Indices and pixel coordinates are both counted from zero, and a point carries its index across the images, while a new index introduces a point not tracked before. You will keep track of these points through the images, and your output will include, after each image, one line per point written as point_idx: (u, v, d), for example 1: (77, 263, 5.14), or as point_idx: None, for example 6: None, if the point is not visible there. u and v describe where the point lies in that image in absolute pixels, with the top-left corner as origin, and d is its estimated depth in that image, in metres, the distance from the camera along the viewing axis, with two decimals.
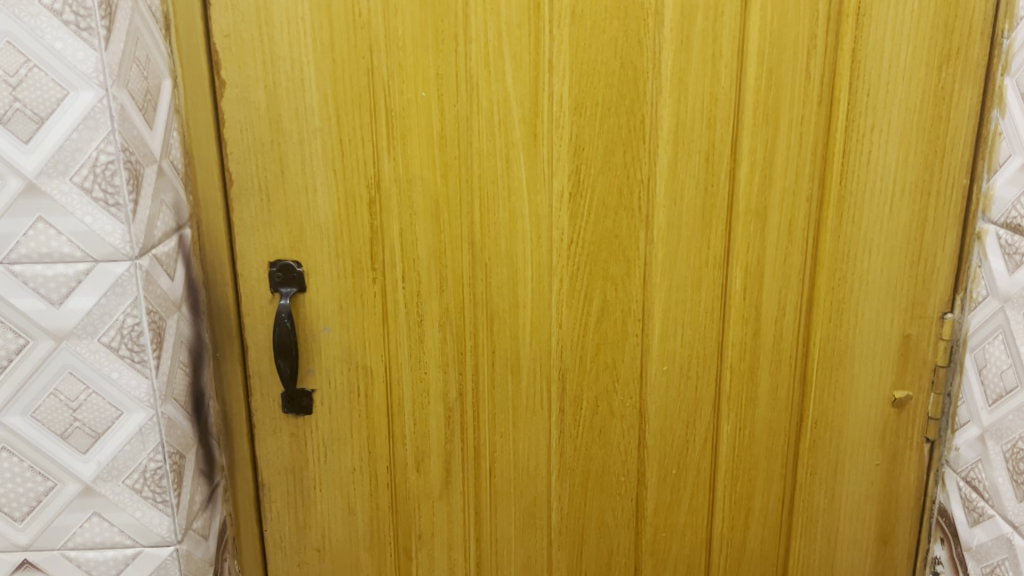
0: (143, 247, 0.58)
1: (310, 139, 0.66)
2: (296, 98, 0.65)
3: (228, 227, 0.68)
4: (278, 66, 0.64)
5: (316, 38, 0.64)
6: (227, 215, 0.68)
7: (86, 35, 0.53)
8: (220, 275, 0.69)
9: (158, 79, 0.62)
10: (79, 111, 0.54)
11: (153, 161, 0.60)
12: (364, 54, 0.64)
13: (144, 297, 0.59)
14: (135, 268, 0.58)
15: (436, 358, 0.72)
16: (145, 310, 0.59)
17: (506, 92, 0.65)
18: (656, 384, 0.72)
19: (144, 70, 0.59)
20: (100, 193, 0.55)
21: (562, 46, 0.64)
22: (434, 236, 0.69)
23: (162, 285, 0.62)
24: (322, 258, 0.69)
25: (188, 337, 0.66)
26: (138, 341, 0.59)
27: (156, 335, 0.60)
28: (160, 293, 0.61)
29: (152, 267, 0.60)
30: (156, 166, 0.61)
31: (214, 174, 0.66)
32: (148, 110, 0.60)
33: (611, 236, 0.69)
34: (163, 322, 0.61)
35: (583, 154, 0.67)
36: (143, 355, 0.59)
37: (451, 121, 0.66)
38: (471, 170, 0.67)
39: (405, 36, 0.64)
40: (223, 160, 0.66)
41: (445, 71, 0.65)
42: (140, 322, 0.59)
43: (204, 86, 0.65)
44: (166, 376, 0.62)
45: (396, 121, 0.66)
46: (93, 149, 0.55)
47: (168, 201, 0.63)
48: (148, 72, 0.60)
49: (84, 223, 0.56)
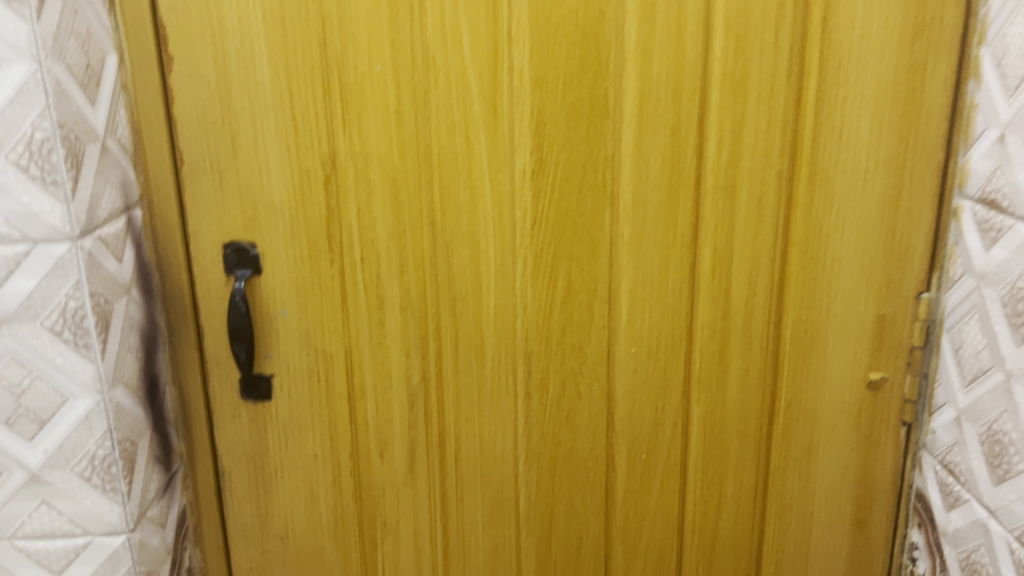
0: (84, 227, 0.56)
1: (262, 116, 0.64)
2: (246, 73, 0.63)
3: (179, 207, 0.66)
4: (228, 39, 0.62)
5: (266, 10, 0.61)
6: (179, 194, 0.66)
7: (16, 6, 0.51)
8: (174, 257, 0.67)
9: (102, 54, 0.59)
10: (12, 85, 0.51)
11: (96, 139, 0.58)
12: (316, 27, 0.62)
13: (86, 279, 0.57)
14: (76, 249, 0.56)
15: (398, 341, 0.70)
16: (88, 292, 0.57)
17: (464, 67, 0.63)
18: (624, 368, 0.71)
19: (86, 44, 0.57)
20: (36, 171, 0.53)
21: (522, 18, 0.62)
22: (393, 216, 0.67)
23: (108, 267, 0.60)
24: (278, 239, 0.67)
25: (140, 321, 0.65)
26: (82, 325, 0.57)
27: (101, 319, 0.58)
28: (106, 276, 0.59)
29: (95, 248, 0.58)
30: (99, 144, 0.58)
31: (164, 153, 0.64)
32: (89, 86, 0.57)
33: (575, 215, 0.67)
34: (109, 306, 0.60)
35: (545, 130, 0.65)
36: (87, 339, 0.57)
37: (406, 96, 0.64)
38: (429, 146, 0.65)
39: (357, 8, 0.62)
40: (174, 138, 0.64)
41: (401, 44, 0.63)
42: (83, 305, 0.57)
43: (151, 62, 0.62)
44: (114, 360, 0.60)
45: (350, 97, 0.64)
46: (28, 125, 0.52)
47: (114, 180, 0.61)
48: (90, 46, 0.58)
49: (21, 202, 0.53)
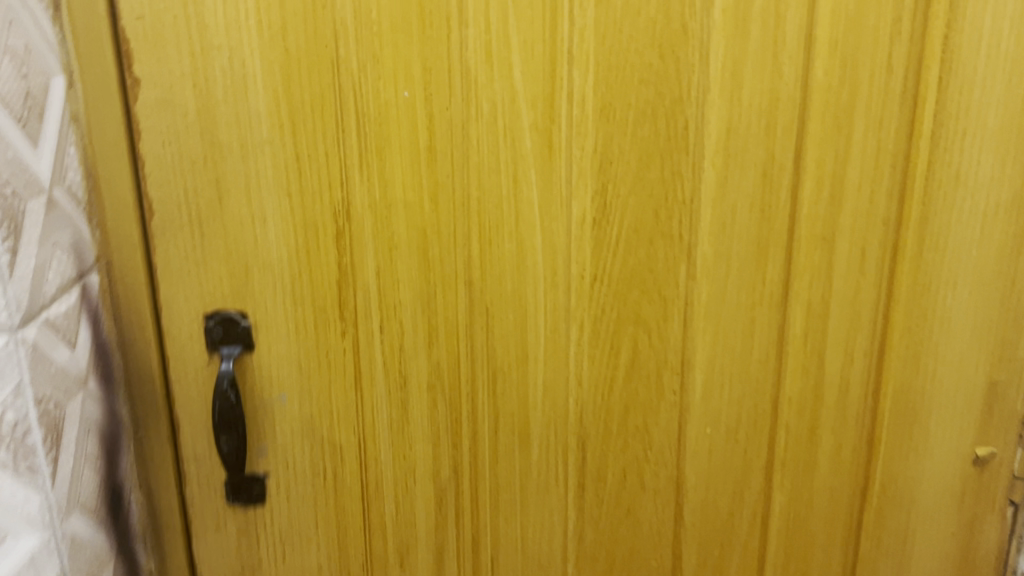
0: (26, 313, 0.42)
1: (255, 155, 0.50)
2: (234, 100, 0.49)
3: (147, 269, 0.52)
4: (210, 57, 0.48)
5: (261, 20, 0.48)
6: (146, 253, 0.51)
7: None
8: (140, 332, 0.53)
9: (46, 77, 0.45)
10: None
11: (40, 191, 0.43)
12: (325, 42, 0.48)
13: (29, 382, 0.42)
14: (17, 344, 0.41)
15: (424, 427, 0.57)
16: (32, 398, 0.42)
17: (513, 93, 0.50)
18: (696, 451, 0.59)
19: (25, 67, 0.42)
20: None
21: (586, 32, 0.50)
22: (421, 275, 0.54)
23: (58, 359, 0.45)
24: (274, 307, 0.53)
25: (99, 418, 0.50)
26: (27, 443, 0.42)
27: (50, 430, 0.44)
28: (55, 371, 0.45)
29: (40, 337, 0.43)
30: (44, 198, 0.44)
31: (127, 202, 0.50)
32: (30, 121, 0.42)
33: (643, 272, 0.54)
34: (60, 410, 0.45)
35: (610, 169, 0.52)
36: (34, 461, 0.42)
37: (441, 129, 0.51)
38: (468, 191, 0.52)
39: (379, 17, 0.48)
40: (140, 183, 0.50)
41: (435, 64, 0.49)
42: (27, 417, 0.42)
43: (110, 86, 0.48)
44: (67, 481, 0.45)
45: (369, 131, 0.50)
46: None
47: (66, 242, 0.46)
48: (30, 67, 0.43)
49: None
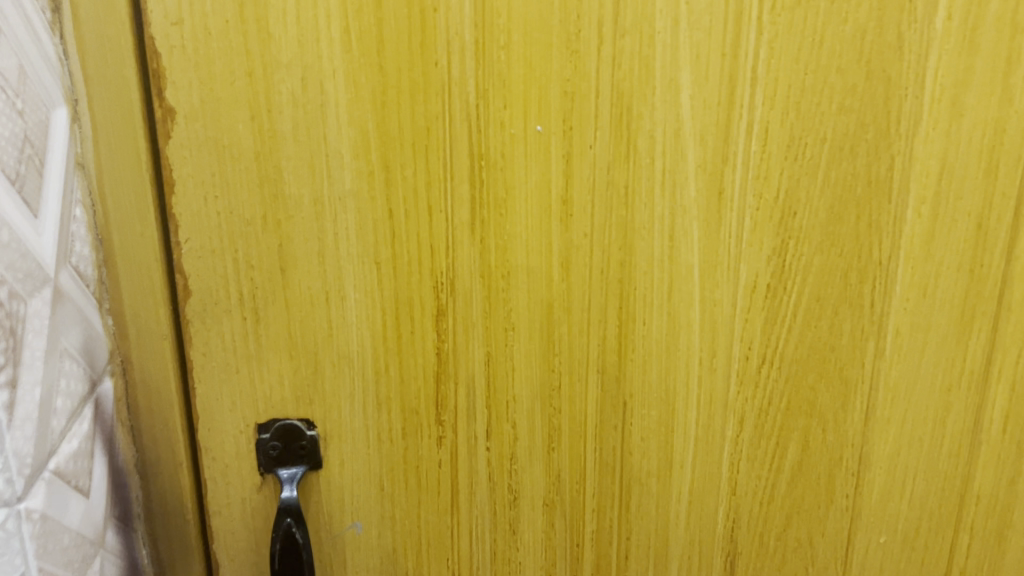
0: (31, 468, 0.28)
1: (333, 212, 0.36)
2: (307, 138, 0.35)
3: (174, 367, 0.38)
4: (275, 77, 0.34)
5: (348, 26, 0.34)
6: (175, 346, 0.37)
7: None
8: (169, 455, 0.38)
9: (45, 111, 0.31)
10: None
11: (45, 278, 0.29)
12: (435, 57, 0.35)
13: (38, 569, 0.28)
14: (19, 519, 0.27)
15: (536, 554, 0.44)
16: None
17: (679, 126, 0.38)
18: (864, 565, 0.47)
19: (20, 100, 0.29)
20: None
21: (776, 45, 0.37)
22: (544, 364, 0.40)
23: (72, 519, 0.31)
24: (350, 412, 0.39)
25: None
26: None
27: None
28: (68, 540, 0.30)
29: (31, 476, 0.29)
30: (49, 288, 0.30)
31: (152, 278, 0.36)
32: (28, 178, 0.29)
33: (824, 350, 0.43)
34: None
35: (793, 223, 0.40)
36: None
37: (580, 173, 0.38)
38: (609, 253, 0.39)
39: (509, 23, 0.35)
40: (169, 253, 0.36)
41: (580, 87, 0.37)
42: None
43: (132, 119, 0.34)
44: None
45: (488, 176, 0.37)
46: None
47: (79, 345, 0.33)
48: (25, 98, 0.29)
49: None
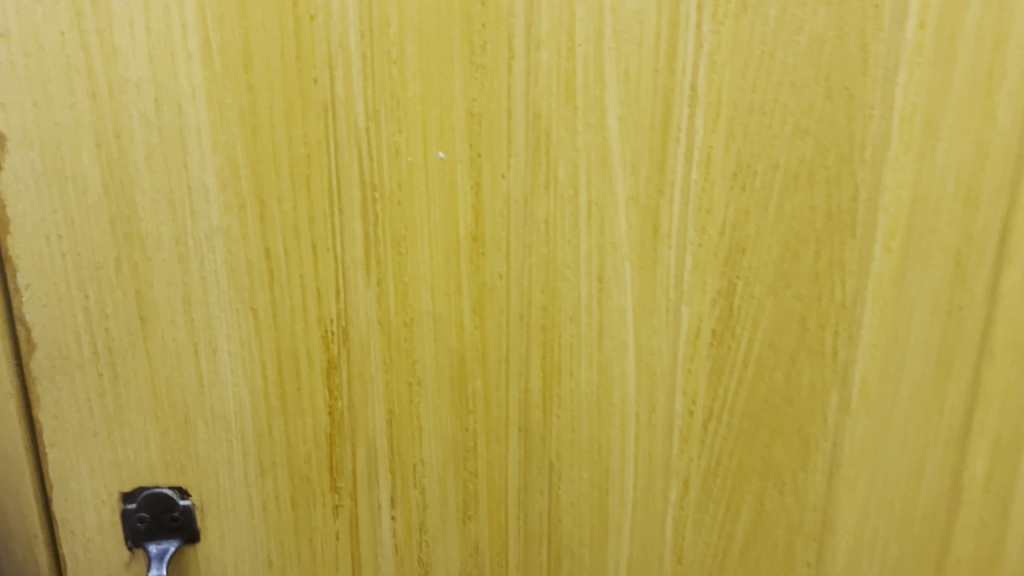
0: None
1: (198, 252, 0.31)
2: (164, 167, 0.30)
3: (23, 431, 0.33)
4: (122, 97, 0.29)
5: (207, 37, 0.29)
6: (21, 409, 0.32)
7: None
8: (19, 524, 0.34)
9: None
10: None
11: None
12: (314, 73, 0.30)
13: None
14: None
15: None
16: None
17: (606, 151, 0.33)
18: None
19: None
20: None
21: (718, 58, 0.32)
22: (456, 422, 0.35)
23: None
24: (229, 479, 0.34)
25: None
26: None
27: None
28: None
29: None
30: None
31: None
32: None
33: (780, 404, 0.38)
34: None
35: (742, 261, 0.35)
36: None
37: (492, 206, 0.33)
38: (529, 296, 0.34)
39: (401, 33, 0.30)
40: (11, 305, 0.31)
41: (487, 107, 0.31)
42: None
43: None
44: None
45: (383, 210, 0.32)
46: None
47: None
48: None
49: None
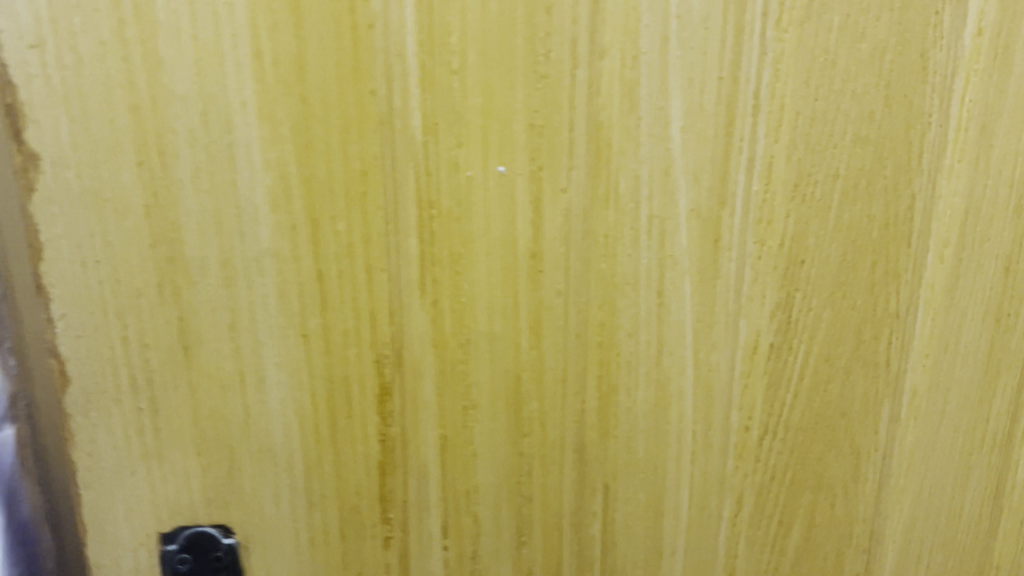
0: None
1: (246, 276, 0.29)
2: (210, 186, 0.28)
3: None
4: (168, 111, 0.27)
5: (260, 47, 0.27)
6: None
7: None
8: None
9: None
10: None
11: None
12: (370, 85, 0.28)
13: None
14: None
15: None
16: None
17: (669, 161, 0.31)
18: None
19: None
20: None
21: (782, 67, 0.31)
22: (511, 447, 0.34)
23: None
24: (273, 513, 0.32)
25: None
26: None
27: None
28: None
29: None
30: None
31: None
32: None
33: (833, 417, 0.37)
34: None
35: (800, 273, 0.34)
36: None
37: (552, 221, 0.31)
38: (586, 313, 0.33)
39: (462, 42, 0.28)
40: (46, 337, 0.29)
41: (547, 118, 0.30)
42: None
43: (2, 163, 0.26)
44: None
45: (439, 228, 0.31)
46: None
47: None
48: None
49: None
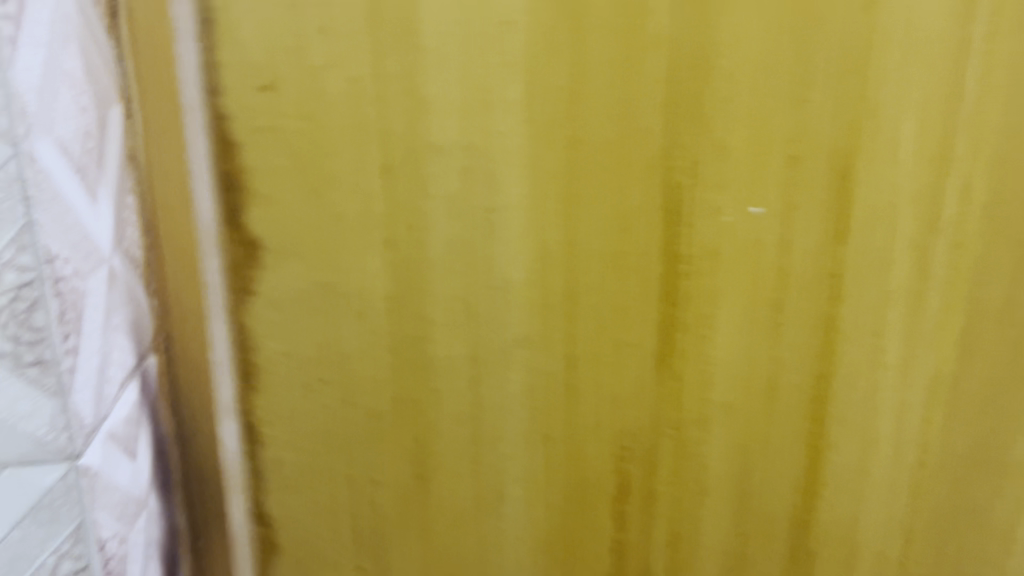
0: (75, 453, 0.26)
1: (500, 356, 0.30)
2: (469, 264, 0.30)
3: (172, 448, 0.34)
4: (433, 174, 0.29)
5: (530, 96, 0.27)
6: (175, 422, 0.34)
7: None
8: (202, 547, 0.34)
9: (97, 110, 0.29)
10: None
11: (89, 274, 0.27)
12: (644, 122, 0.27)
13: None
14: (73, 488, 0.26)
15: None
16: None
17: (895, 182, 0.27)
18: None
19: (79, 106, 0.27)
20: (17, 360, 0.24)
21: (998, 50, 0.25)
22: (737, 520, 0.30)
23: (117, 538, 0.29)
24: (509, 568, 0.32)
25: None
26: None
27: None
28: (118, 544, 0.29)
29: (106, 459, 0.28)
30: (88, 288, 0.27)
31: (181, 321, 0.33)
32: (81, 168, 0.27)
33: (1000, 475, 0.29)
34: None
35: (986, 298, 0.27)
36: None
37: (801, 266, 0.28)
38: (816, 365, 0.29)
39: (733, 58, 0.26)
40: (165, 320, 0.33)
41: (805, 146, 0.26)
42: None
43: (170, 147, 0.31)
44: None
45: (690, 278, 0.28)
46: None
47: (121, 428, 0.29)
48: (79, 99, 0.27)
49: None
